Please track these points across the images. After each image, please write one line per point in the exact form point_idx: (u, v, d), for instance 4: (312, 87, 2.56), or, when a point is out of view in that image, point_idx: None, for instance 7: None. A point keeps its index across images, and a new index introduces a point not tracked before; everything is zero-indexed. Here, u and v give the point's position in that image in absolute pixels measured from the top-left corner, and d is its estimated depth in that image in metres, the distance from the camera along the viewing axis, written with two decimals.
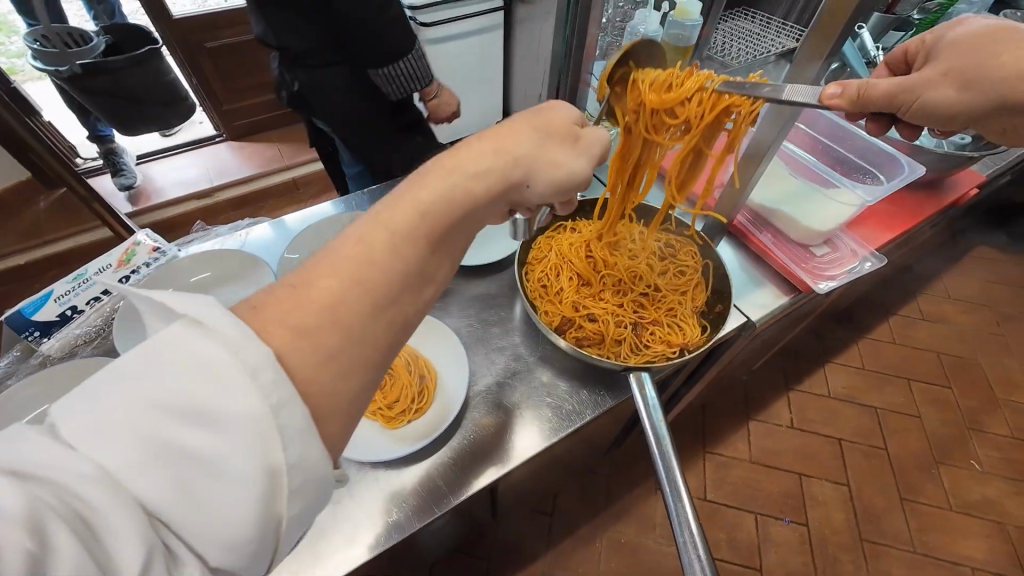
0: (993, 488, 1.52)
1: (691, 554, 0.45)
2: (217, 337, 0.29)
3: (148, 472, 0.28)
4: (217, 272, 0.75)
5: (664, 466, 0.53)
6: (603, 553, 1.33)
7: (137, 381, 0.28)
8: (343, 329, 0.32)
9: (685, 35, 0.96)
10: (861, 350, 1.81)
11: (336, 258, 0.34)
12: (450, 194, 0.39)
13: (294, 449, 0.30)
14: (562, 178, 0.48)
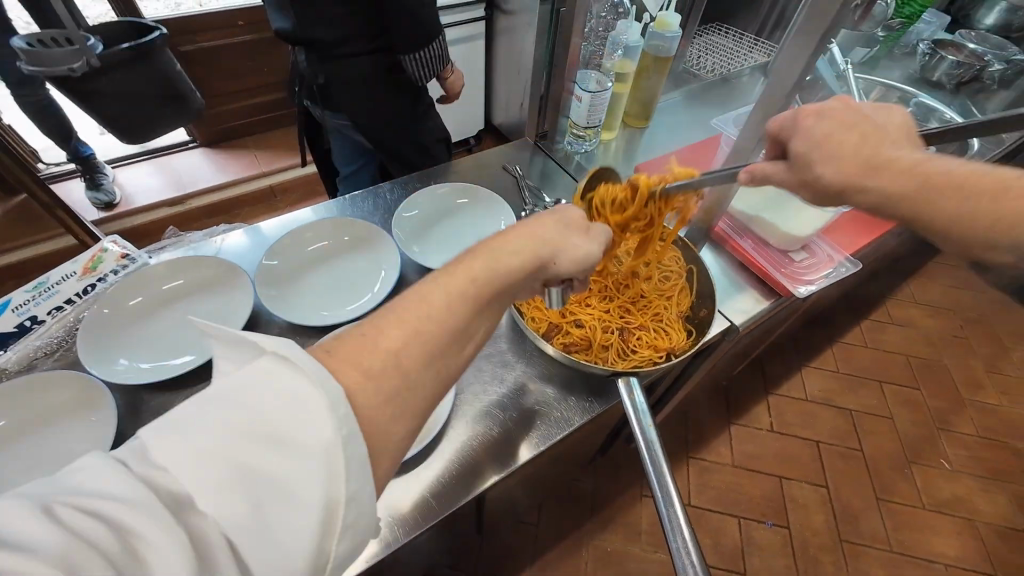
0: (962, 486, 1.57)
1: (683, 559, 0.45)
2: (299, 378, 0.33)
3: (228, 498, 0.30)
4: (190, 280, 0.72)
5: (655, 471, 0.52)
6: (589, 561, 1.32)
7: (225, 415, 0.32)
8: (402, 376, 0.37)
9: (666, 46, 0.98)
10: (836, 354, 1.86)
11: (401, 313, 0.39)
12: (499, 269, 0.46)
13: (355, 481, 0.33)
14: (581, 258, 0.54)
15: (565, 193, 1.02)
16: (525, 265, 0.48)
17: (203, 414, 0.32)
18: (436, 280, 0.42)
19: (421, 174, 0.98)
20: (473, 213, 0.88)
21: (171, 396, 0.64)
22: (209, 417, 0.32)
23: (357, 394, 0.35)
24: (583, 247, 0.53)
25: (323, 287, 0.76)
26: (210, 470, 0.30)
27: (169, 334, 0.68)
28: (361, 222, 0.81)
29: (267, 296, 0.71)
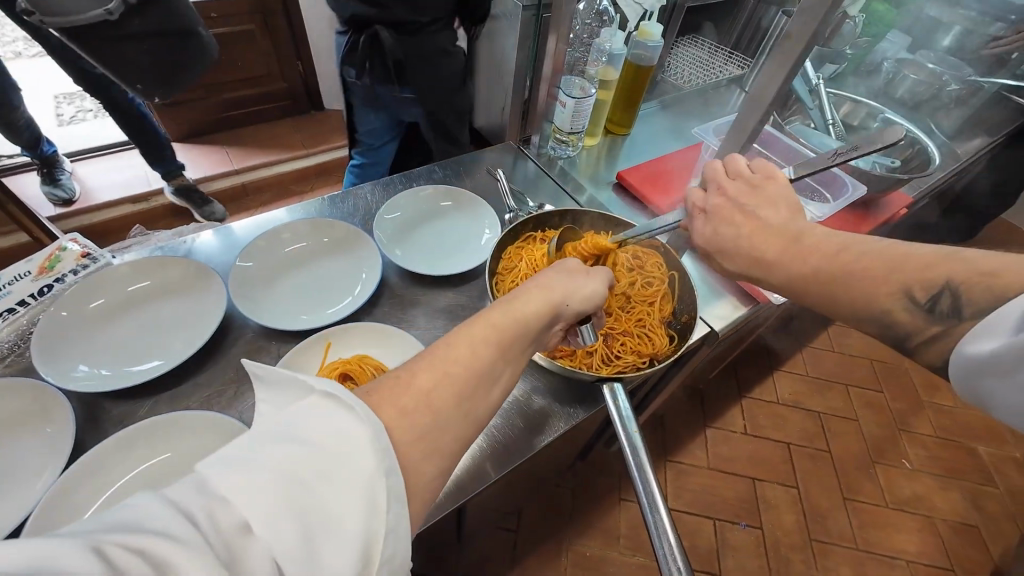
0: (921, 484, 1.64)
1: (670, 562, 0.45)
2: (349, 412, 0.36)
3: (278, 525, 0.31)
4: (159, 281, 0.69)
5: (641, 477, 0.52)
6: (568, 566, 1.32)
7: (279, 446, 0.34)
8: (431, 411, 0.41)
9: (647, 55, 1.01)
10: (805, 358, 1.93)
11: (434, 358, 0.44)
12: (524, 320, 0.51)
13: (393, 513, 0.35)
14: (588, 296, 0.60)
15: (549, 198, 1.02)
16: (541, 310, 0.53)
17: (258, 449, 0.34)
18: (467, 327, 0.47)
19: (403, 175, 0.96)
20: (457, 216, 0.87)
21: (134, 405, 0.60)
22: (264, 450, 0.34)
23: (395, 428, 0.38)
24: (588, 288, 0.60)
25: (300, 290, 0.73)
26: (265, 499, 0.31)
27: (135, 338, 0.64)
28: (339, 224, 0.79)
29: (241, 298, 0.68)
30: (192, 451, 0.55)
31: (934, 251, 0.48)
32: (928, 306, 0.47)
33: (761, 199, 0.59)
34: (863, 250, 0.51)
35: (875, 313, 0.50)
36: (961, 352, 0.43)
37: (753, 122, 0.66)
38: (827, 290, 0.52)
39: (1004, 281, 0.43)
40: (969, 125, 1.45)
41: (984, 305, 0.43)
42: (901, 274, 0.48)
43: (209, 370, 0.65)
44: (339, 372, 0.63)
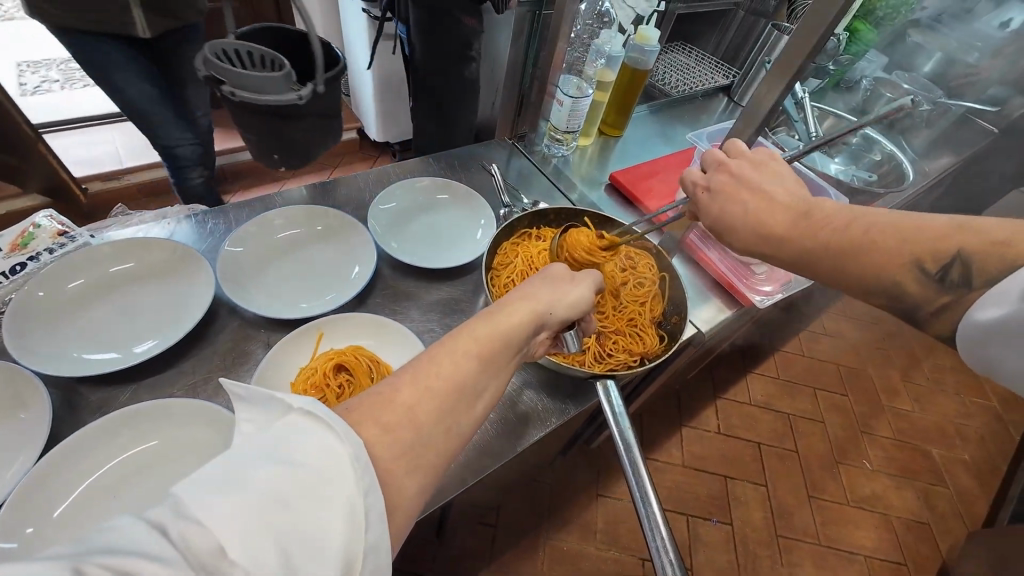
0: (879, 483, 1.73)
1: (663, 556, 0.46)
2: (330, 429, 0.36)
3: (257, 547, 0.30)
4: (140, 265, 0.66)
5: (633, 473, 0.53)
6: (546, 561, 1.33)
7: (259, 465, 0.33)
8: (414, 425, 0.41)
9: (644, 59, 1.02)
10: (776, 361, 2.00)
11: (418, 374, 0.44)
12: (510, 334, 0.52)
13: (373, 531, 0.34)
14: (574, 308, 0.61)
15: (541, 193, 1.02)
16: (526, 322, 0.54)
17: (236, 467, 0.33)
18: (451, 342, 0.48)
19: (398, 165, 0.95)
20: (452, 210, 0.86)
21: (116, 392, 0.58)
22: (244, 470, 0.33)
23: (375, 445, 0.38)
24: (575, 298, 0.61)
25: (290, 278, 0.71)
26: (242, 520, 0.30)
27: (112, 323, 0.61)
28: (334, 211, 0.77)
29: (230, 284, 0.66)
30: (183, 437, 0.53)
31: (947, 222, 0.51)
32: (940, 276, 0.50)
33: (761, 175, 0.61)
34: (878, 218, 0.53)
35: (888, 283, 0.53)
36: (970, 317, 0.48)
37: (747, 134, 0.67)
38: (842, 263, 0.54)
39: (1013, 251, 0.47)
40: (939, 142, 1.53)
41: (995, 275, 0.47)
42: (914, 246, 0.51)
43: (195, 358, 0.63)
44: (333, 362, 0.62)
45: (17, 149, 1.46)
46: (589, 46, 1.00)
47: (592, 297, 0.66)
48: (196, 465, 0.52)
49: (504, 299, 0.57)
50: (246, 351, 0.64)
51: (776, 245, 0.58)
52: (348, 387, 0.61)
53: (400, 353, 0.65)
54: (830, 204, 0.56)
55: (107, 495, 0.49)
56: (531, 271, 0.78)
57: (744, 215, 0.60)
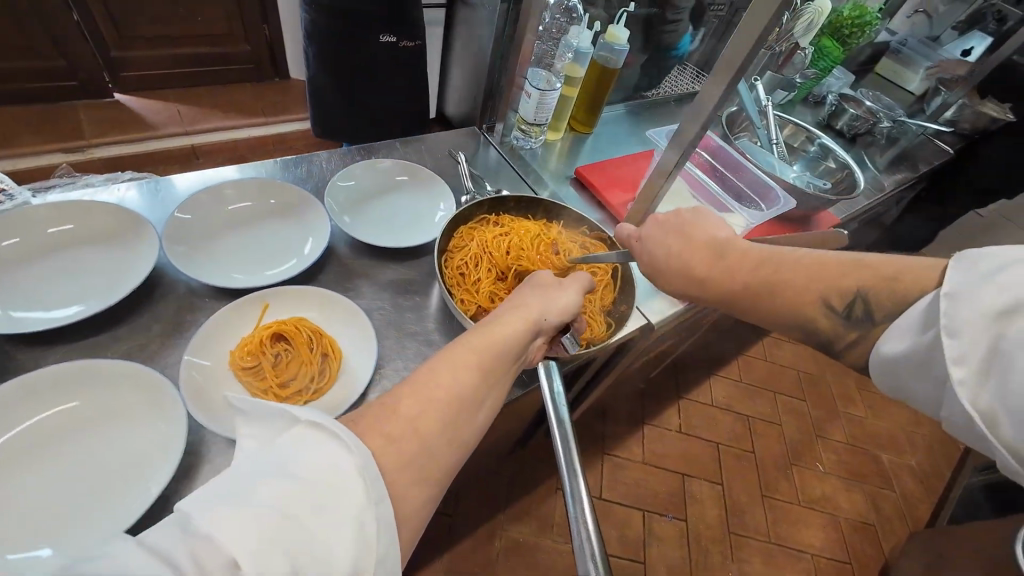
0: (830, 485, 1.79)
1: (579, 528, 0.47)
2: (335, 444, 0.40)
3: (271, 558, 0.33)
4: (83, 228, 0.65)
5: (564, 449, 0.55)
6: (501, 553, 1.34)
7: (269, 482, 0.37)
8: (420, 438, 0.45)
9: (613, 58, 1.05)
10: (740, 365, 2.06)
11: (419, 387, 0.48)
12: (503, 340, 0.58)
13: (382, 541, 0.38)
14: (566, 308, 0.66)
15: (508, 183, 1.04)
16: (519, 330, 0.60)
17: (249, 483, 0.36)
18: (452, 354, 0.53)
19: (363, 149, 0.95)
20: (412, 193, 0.87)
21: (47, 351, 0.57)
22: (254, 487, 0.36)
23: (384, 456, 0.42)
24: (564, 300, 0.66)
25: (238, 252, 0.71)
26: (255, 534, 0.33)
27: (57, 288, 0.60)
28: (288, 186, 0.76)
29: (174, 255, 0.65)
30: (115, 402, 0.53)
31: (847, 261, 0.59)
32: (845, 312, 0.57)
33: (688, 223, 0.69)
34: (785, 258, 0.62)
35: (806, 321, 0.61)
36: (879, 352, 0.54)
37: (692, 130, 0.69)
38: (761, 301, 0.62)
39: (901, 286, 0.54)
40: (901, 160, 1.59)
41: (889, 310, 0.55)
42: (819, 286, 0.59)
43: (131, 324, 0.62)
44: (272, 332, 0.61)
45: (63, 48, 1.70)
46: (558, 41, 0.99)
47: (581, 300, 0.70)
48: (132, 429, 0.52)
49: (494, 314, 0.62)
50: (188, 320, 0.64)
51: (703, 287, 0.66)
52: (285, 357, 0.60)
53: (345, 327, 0.65)
54: (742, 244, 0.65)
55: (29, 458, 0.48)
56: (486, 256, 0.78)
57: (666, 256, 0.68)
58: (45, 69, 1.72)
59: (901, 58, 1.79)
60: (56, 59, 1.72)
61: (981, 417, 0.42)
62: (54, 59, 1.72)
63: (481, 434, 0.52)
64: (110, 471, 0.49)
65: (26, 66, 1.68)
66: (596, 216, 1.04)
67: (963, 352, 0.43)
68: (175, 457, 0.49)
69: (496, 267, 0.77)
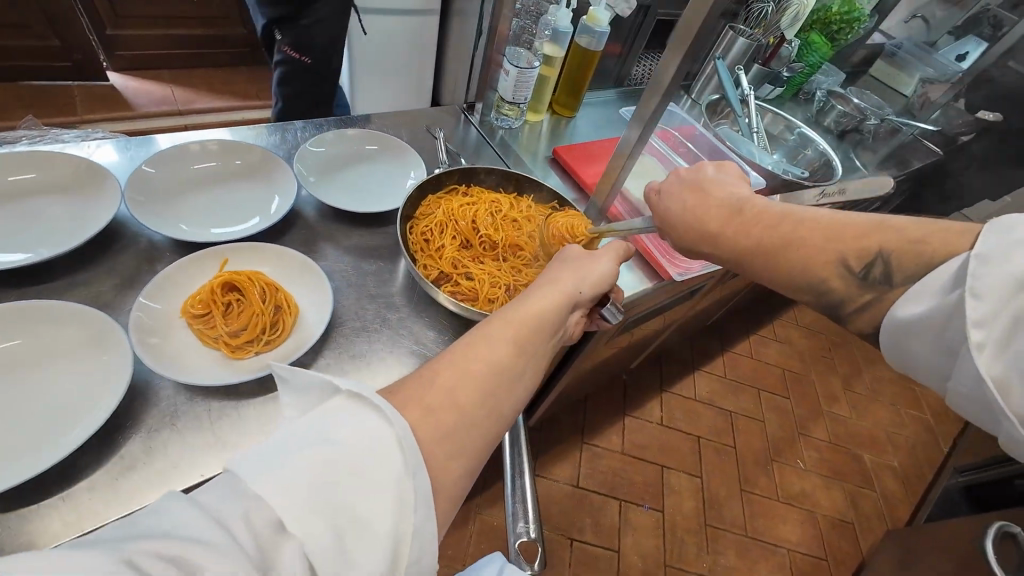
0: (810, 482, 1.79)
1: (515, 507, 0.49)
2: (374, 414, 0.38)
3: (315, 525, 0.33)
4: (45, 177, 0.65)
5: (511, 446, 0.54)
6: (473, 535, 1.34)
7: (308, 448, 0.36)
8: (457, 409, 0.43)
9: (594, 41, 1.06)
10: (725, 361, 2.05)
11: (456, 360, 0.46)
12: (537, 315, 0.55)
13: (420, 513, 0.36)
14: (599, 279, 0.64)
15: (484, 161, 1.05)
16: (558, 303, 0.59)
17: (290, 449, 0.36)
18: (485, 329, 0.51)
19: (339, 120, 0.96)
20: (386, 163, 0.87)
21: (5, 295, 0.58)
22: (298, 454, 0.35)
23: (422, 427, 0.41)
24: (599, 271, 0.65)
25: (205, 208, 0.71)
26: (298, 500, 0.33)
27: (26, 233, 0.61)
28: (254, 146, 0.77)
29: (139, 211, 0.66)
30: (54, 341, 0.53)
31: (869, 222, 0.56)
32: (862, 274, 0.55)
33: (705, 179, 0.69)
34: (802, 218, 0.60)
35: (814, 281, 0.59)
36: (892, 315, 0.54)
37: (653, 104, 0.69)
38: (774, 256, 0.60)
39: (929, 249, 0.52)
40: (891, 157, 1.57)
41: (911, 272, 0.52)
42: (838, 246, 0.57)
43: (92, 273, 0.62)
44: (222, 281, 0.62)
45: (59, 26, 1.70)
46: (538, 18, 1.03)
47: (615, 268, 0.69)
48: (75, 368, 0.52)
49: (525, 289, 0.60)
50: (146, 272, 0.64)
51: (715, 242, 0.66)
52: (236, 307, 0.60)
53: (299, 285, 0.66)
54: (761, 203, 0.63)
55: None
56: (452, 223, 0.79)
57: (683, 211, 0.68)
58: (39, 47, 1.72)
59: (895, 61, 1.75)
60: (52, 39, 1.72)
61: (992, 384, 0.43)
62: (48, 39, 1.72)
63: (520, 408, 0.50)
64: (59, 403, 0.50)
65: (24, 44, 1.69)
66: (571, 195, 1.05)
67: (986, 317, 0.43)
68: (119, 389, 0.50)
69: (459, 234, 0.78)
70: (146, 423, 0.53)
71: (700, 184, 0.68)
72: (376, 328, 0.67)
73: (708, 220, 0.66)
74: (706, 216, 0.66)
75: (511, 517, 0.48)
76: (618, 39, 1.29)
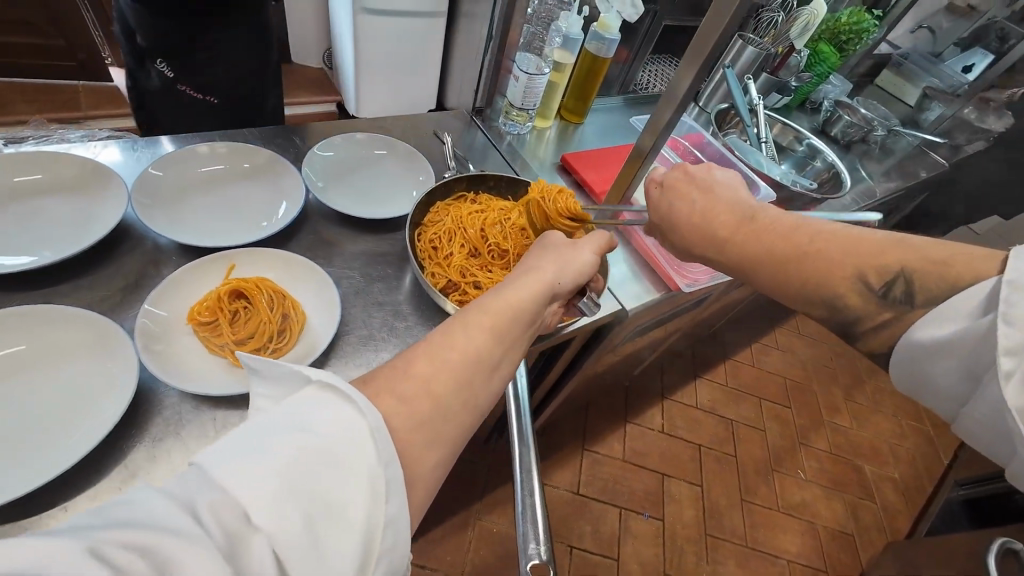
0: (810, 492, 1.78)
1: (525, 524, 0.46)
2: (345, 404, 0.38)
3: (284, 515, 0.32)
4: (51, 178, 0.65)
5: (520, 454, 0.52)
6: (472, 542, 1.33)
7: (276, 438, 0.35)
8: (432, 400, 0.43)
9: (604, 47, 1.05)
10: (726, 369, 2.05)
11: (432, 349, 0.46)
12: (517, 306, 0.55)
13: (393, 503, 0.36)
14: (582, 273, 0.64)
15: (490, 166, 1.04)
16: (536, 292, 0.57)
17: (260, 437, 0.35)
18: (463, 316, 0.51)
19: (347, 122, 0.95)
20: (394, 168, 0.86)
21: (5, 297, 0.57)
22: (267, 443, 0.35)
23: (394, 416, 0.41)
24: (581, 261, 0.65)
25: (211, 209, 0.71)
26: (267, 489, 0.33)
27: (29, 234, 0.60)
28: (262, 149, 0.77)
29: (147, 214, 0.65)
30: (57, 344, 0.52)
31: (889, 238, 0.56)
32: (883, 291, 0.54)
33: (715, 179, 0.68)
34: (818, 229, 0.59)
35: (832, 296, 0.58)
36: (911, 335, 0.53)
37: (667, 115, 0.68)
38: (790, 269, 0.59)
39: (955, 269, 0.50)
40: (897, 168, 1.57)
41: (933, 295, 0.51)
42: (856, 262, 0.56)
43: (96, 275, 0.62)
44: (231, 288, 0.61)
45: (63, 24, 1.70)
46: (549, 24, 1.02)
47: (597, 258, 0.69)
48: (78, 371, 0.52)
49: (506, 280, 0.60)
50: (150, 276, 0.64)
51: (720, 247, 0.65)
52: (245, 316, 0.60)
53: (303, 287, 0.66)
54: (770, 213, 0.63)
55: None
56: (460, 231, 0.78)
57: (689, 214, 0.67)
58: (43, 46, 1.72)
59: (902, 71, 1.75)
60: (56, 37, 1.72)
61: (1015, 412, 0.42)
62: (53, 38, 1.72)
63: (494, 400, 0.49)
64: (58, 410, 0.49)
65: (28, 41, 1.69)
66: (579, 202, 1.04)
67: (1018, 345, 0.41)
68: (125, 397, 0.50)
69: (468, 243, 0.77)
70: (150, 432, 0.52)
71: (691, 179, 0.68)
72: (383, 337, 0.66)
73: (720, 221, 0.65)
74: (715, 217, 0.66)
75: (522, 539, 0.45)
76: (628, 46, 1.29)
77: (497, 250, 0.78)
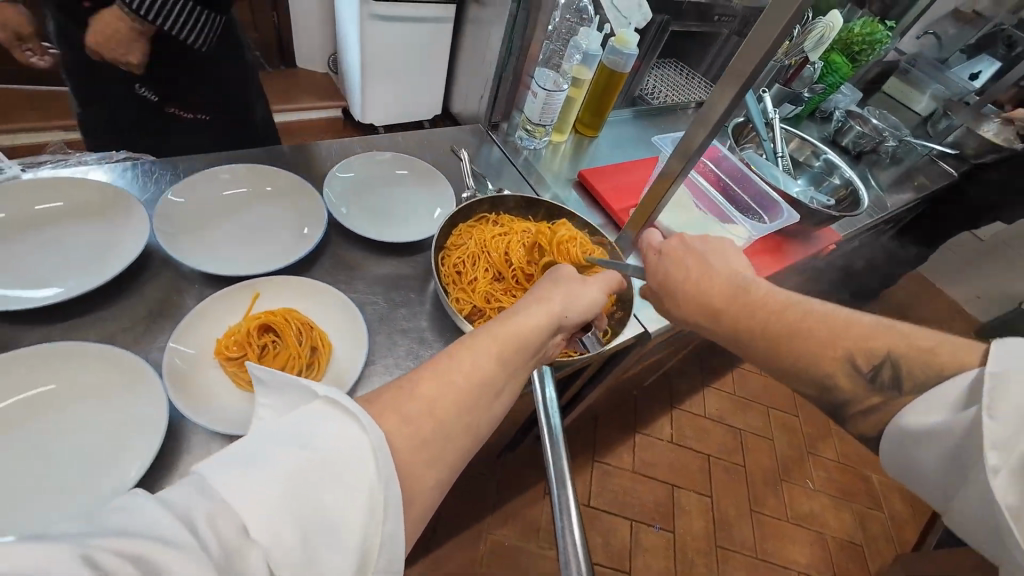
0: (818, 502, 1.78)
1: (567, 543, 0.41)
2: (351, 420, 0.37)
3: (279, 531, 0.31)
4: (73, 205, 0.63)
5: (553, 458, 0.50)
6: (486, 556, 1.33)
7: (279, 450, 0.34)
8: (435, 421, 0.42)
9: (621, 61, 1.04)
10: (734, 377, 2.05)
11: (438, 371, 0.46)
12: (524, 330, 0.54)
13: (391, 524, 0.35)
14: (587, 306, 0.63)
15: (509, 183, 1.03)
16: (544, 322, 0.56)
17: (264, 448, 0.34)
18: (469, 339, 0.50)
19: (364, 139, 0.94)
20: (414, 187, 0.85)
21: (27, 330, 0.56)
22: (269, 452, 0.34)
23: (396, 436, 0.39)
24: (589, 297, 0.63)
25: (234, 234, 0.69)
26: (266, 503, 0.32)
27: (51, 263, 0.59)
28: (282, 171, 0.76)
29: (171, 242, 0.64)
30: (84, 380, 0.51)
31: (876, 324, 0.53)
32: (870, 375, 0.51)
33: (708, 250, 0.67)
34: (810, 308, 0.56)
35: (820, 374, 0.54)
36: (898, 420, 0.50)
37: (700, 138, 0.67)
38: (776, 345, 0.56)
39: (940, 358, 0.48)
40: (906, 180, 1.57)
41: (920, 381, 0.48)
42: (845, 343, 0.53)
43: (119, 305, 0.61)
44: (260, 322, 0.60)
45: None
46: (568, 41, 1.01)
47: (604, 298, 0.67)
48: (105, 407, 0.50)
49: (516, 305, 0.59)
50: (175, 305, 0.62)
51: (714, 320, 0.62)
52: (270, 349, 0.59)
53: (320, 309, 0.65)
54: (764, 287, 0.60)
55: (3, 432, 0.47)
56: (484, 255, 0.77)
57: (681, 278, 0.65)
58: None
59: (908, 78, 1.73)
60: None
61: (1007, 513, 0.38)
62: None
63: (495, 423, 0.49)
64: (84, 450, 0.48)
65: None
66: (597, 220, 1.02)
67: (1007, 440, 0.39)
68: (158, 431, 0.49)
69: (492, 267, 0.76)
70: (179, 471, 0.51)
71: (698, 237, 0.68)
72: (410, 366, 0.66)
73: (715, 262, 0.65)
74: (717, 261, 0.65)
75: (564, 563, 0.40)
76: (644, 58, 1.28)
77: (521, 275, 0.78)
